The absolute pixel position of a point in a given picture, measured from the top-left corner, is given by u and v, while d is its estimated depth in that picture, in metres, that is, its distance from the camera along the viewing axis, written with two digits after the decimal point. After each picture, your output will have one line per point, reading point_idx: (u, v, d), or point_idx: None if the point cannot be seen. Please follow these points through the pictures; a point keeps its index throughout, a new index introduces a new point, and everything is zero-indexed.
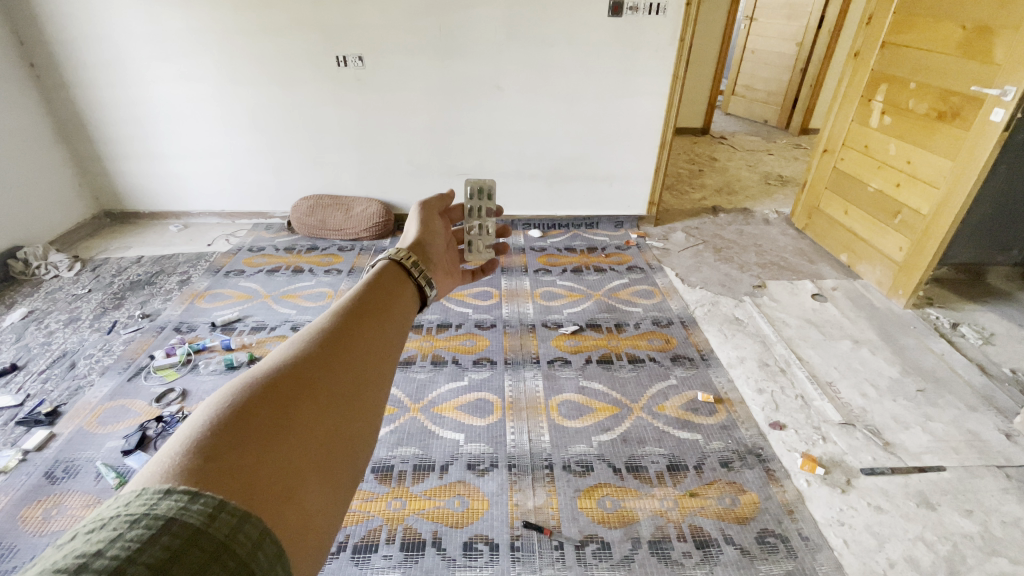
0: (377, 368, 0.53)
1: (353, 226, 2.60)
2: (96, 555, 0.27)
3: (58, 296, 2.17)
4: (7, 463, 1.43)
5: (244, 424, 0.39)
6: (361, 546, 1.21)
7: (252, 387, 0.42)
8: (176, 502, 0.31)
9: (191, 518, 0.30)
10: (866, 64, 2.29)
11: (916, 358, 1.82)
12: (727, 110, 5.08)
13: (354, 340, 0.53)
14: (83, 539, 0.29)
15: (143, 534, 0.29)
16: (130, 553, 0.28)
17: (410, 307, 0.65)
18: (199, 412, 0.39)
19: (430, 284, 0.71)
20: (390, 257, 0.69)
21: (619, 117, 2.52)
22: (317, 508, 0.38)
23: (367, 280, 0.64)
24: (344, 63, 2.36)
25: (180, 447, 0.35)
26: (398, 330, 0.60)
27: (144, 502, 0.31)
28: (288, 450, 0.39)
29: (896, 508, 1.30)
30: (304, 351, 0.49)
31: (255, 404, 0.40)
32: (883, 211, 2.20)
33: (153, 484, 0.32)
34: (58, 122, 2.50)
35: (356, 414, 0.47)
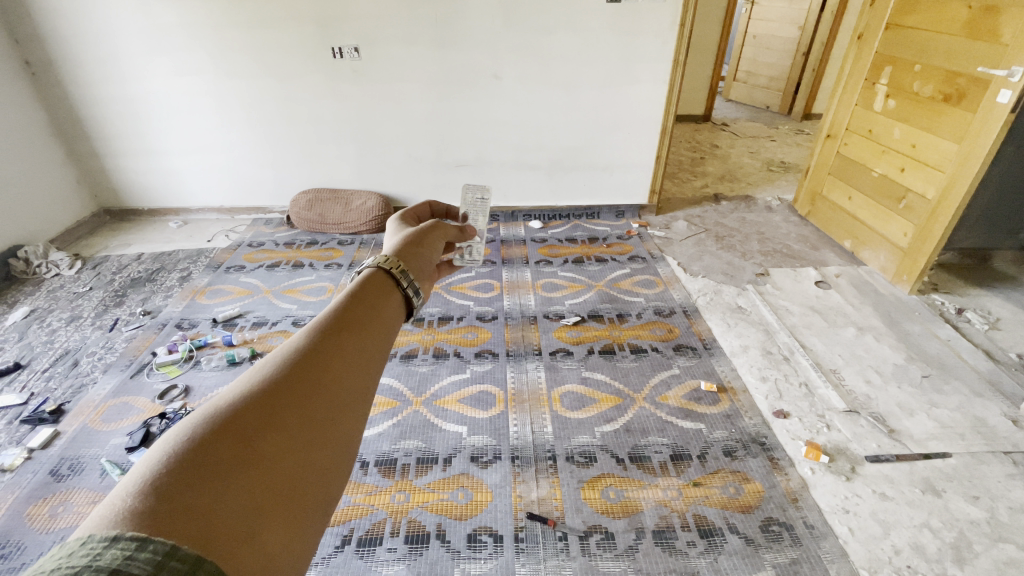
0: (354, 389, 0.52)
1: (353, 220, 2.60)
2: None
3: (60, 294, 2.17)
4: (12, 461, 1.43)
5: (203, 459, 0.37)
6: (366, 539, 1.21)
7: (218, 417, 0.41)
8: (122, 552, 0.29)
9: (136, 569, 0.29)
10: (870, 46, 2.25)
11: (921, 344, 1.81)
12: (729, 96, 5.03)
13: (331, 359, 0.52)
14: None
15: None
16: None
17: (394, 317, 0.64)
18: (158, 447, 0.37)
19: (418, 293, 0.70)
20: (377, 265, 0.68)
21: (621, 106, 2.49)
22: (281, 544, 0.38)
23: (352, 291, 0.63)
24: (340, 54, 2.33)
25: (133, 487, 0.34)
26: (379, 344, 0.58)
27: (87, 553, 0.29)
28: (250, 486, 0.38)
29: (901, 495, 1.29)
30: (276, 374, 0.48)
31: (217, 436, 0.39)
32: (888, 196, 2.18)
33: (100, 530, 0.31)
34: (53, 119, 2.48)
35: (329, 439, 0.46)
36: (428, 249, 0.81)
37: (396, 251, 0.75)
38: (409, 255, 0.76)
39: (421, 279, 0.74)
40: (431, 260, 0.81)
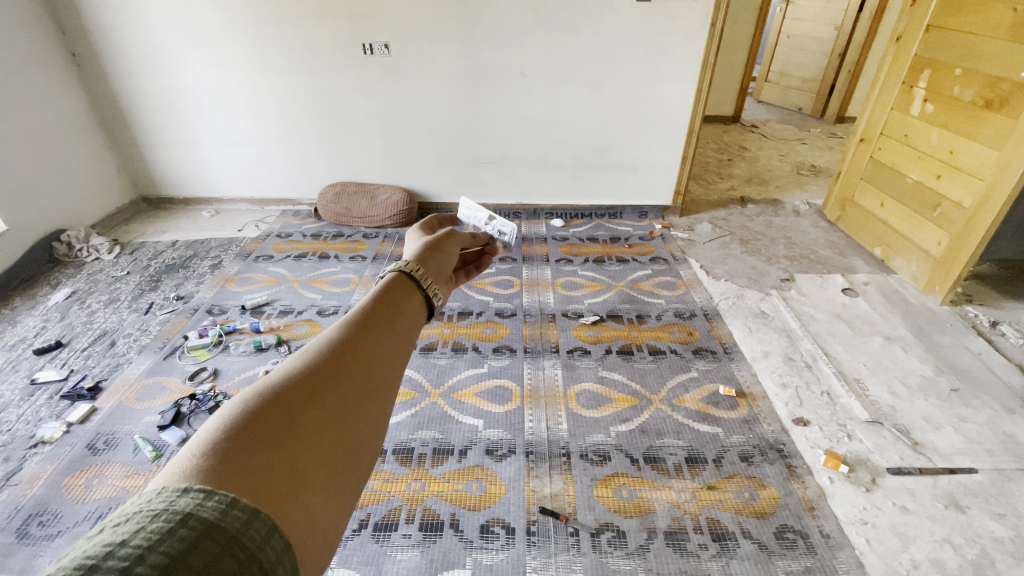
0: (382, 376, 0.54)
1: (378, 213, 2.65)
2: (117, 546, 0.29)
3: (99, 278, 2.27)
4: (52, 434, 1.51)
5: (254, 429, 0.40)
6: (382, 525, 1.24)
7: (263, 394, 0.44)
8: (192, 500, 0.32)
9: (206, 513, 0.32)
10: (909, 49, 2.19)
11: (951, 356, 1.75)
12: (760, 97, 4.94)
13: (363, 349, 0.54)
14: (96, 536, 0.30)
15: (162, 527, 0.30)
16: (149, 544, 0.29)
17: (417, 316, 0.67)
18: (214, 419, 0.40)
19: (436, 294, 0.72)
20: (399, 269, 0.70)
21: (647, 105, 2.48)
22: (323, 507, 0.40)
23: (377, 291, 0.65)
24: (370, 51, 2.37)
25: (196, 451, 0.37)
26: (403, 338, 0.61)
27: (164, 499, 0.32)
28: (296, 454, 0.40)
29: (922, 509, 1.27)
30: (314, 360, 0.50)
31: (264, 411, 0.42)
32: (922, 203, 2.12)
33: (170, 484, 0.34)
34: (96, 109, 2.59)
35: (362, 419, 0.49)
36: (444, 254, 0.83)
37: (415, 258, 0.77)
38: (427, 261, 0.78)
39: (439, 284, 0.75)
40: (447, 264, 0.82)
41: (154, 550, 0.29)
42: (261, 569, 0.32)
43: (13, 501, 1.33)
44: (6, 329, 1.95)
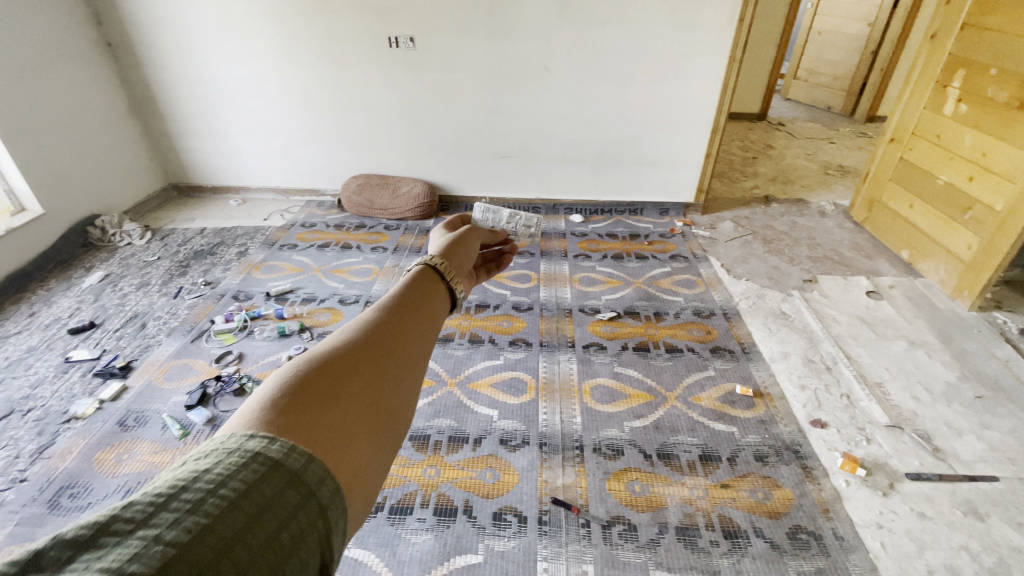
0: (415, 354, 0.57)
1: (399, 205, 2.68)
2: (202, 473, 0.33)
3: (131, 262, 2.36)
4: (86, 410, 1.58)
5: (307, 389, 0.43)
6: (397, 508, 1.28)
7: (312, 361, 0.47)
8: (260, 442, 0.36)
9: (272, 453, 0.35)
10: (943, 47, 2.13)
11: (977, 363, 1.71)
12: (787, 95, 4.84)
13: (398, 329, 0.57)
14: (189, 462, 0.34)
15: (237, 461, 0.34)
16: (225, 475, 0.33)
17: (443, 306, 0.69)
18: (269, 380, 0.43)
19: (460, 286, 0.74)
20: (426, 261, 0.73)
21: (671, 101, 2.46)
22: (367, 462, 0.42)
23: (406, 280, 0.68)
24: (395, 44, 2.40)
25: (256, 405, 0.40)
26: (432, 323, 0.63)
27: (234, 440, 0.36)
28: (343, 414, 0.43)
29: (940, 516, 1.25)
30: (354, 336, 0.53)
31: (313, 375, 0.45)
32: (953, 206, 2.06)
33: (239, 430, 0.37)
34: (131, 98, 2.68)
35: (398, 390, 0.51)
36: (464, 249, 0.85)
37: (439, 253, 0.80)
38: (449, 256, 0.80)
39: (461, 279, 0.78)
40: (467, 259, 0.84)
41: (228, 481, 0.32)
42: (317, 506, 0.35)
43: (48, 473, 1.40)
44: (44, 309, 2.04)
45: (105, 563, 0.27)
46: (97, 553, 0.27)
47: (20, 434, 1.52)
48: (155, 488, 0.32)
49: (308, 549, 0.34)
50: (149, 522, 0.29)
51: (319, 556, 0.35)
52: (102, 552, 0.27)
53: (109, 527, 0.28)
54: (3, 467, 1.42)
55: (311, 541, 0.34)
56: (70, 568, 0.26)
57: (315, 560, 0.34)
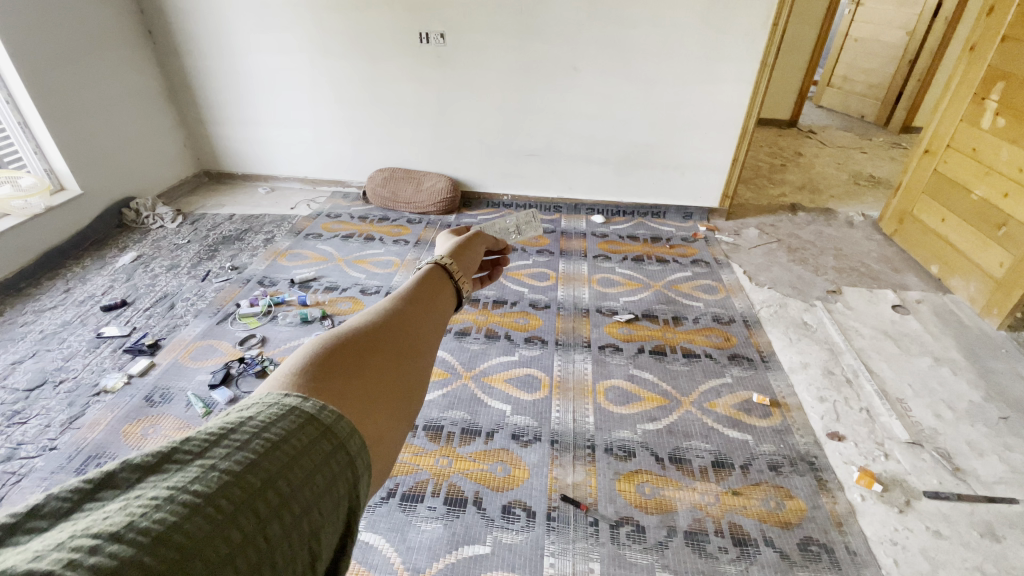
0: (427, 341, 0.59)
1: (422, 200, 2.72)
2: (248, 417, 0.35)
3: (163, 244, 2.43)
4: (115, 383, 1.65)
5: (334, 362, 0.45)
6: (408, 495, 1.30)
7: (336, 339, 0.49)
8: (296, 398, 0.38)
9: (307, 409, 0.37)
10: (982, 59, 2.07)
11: (1005, 383, 1.67)
12: (820, 102, 4.74)
13: (412, 318, 0.59)
14: (238, 409, 0.36)
15: (278, 411, 0.36)
16: (268, 421, 0.35)
17: (451, 303, 0.71)
18: (297, 352, 0.45)
19: (466, 286, 0.76)
20: (437, 260, 0.75)
21: (699, 105, 2.43)
22: (386, 431, 0.44)
23: (419, 276, 0.70)
24: (426, 40, 2.43)
25: (288, 371, 0.42)
26: (441, 317, 0.65)
27: (270, 398, 0.38)
28: (365, 386, 0.45)
29: (957, 536, 1.22)
30: (374, 320, 0.55)
31: (339, 351, 0.47)
32: (986, 221, 2.01)
33: (273, 391, 0.39)
34: (169, 86, 2.76)
35: (412, 370, 0.53)
36: (470, 252, 0.87)
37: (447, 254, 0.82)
38: (457, 258, 0.82)
39: (468, 281, 0.80)
40: (473, 262, 0.86)
41: (272, 426, 0.34)
42: (347, 456, 0.37)
43: (77, 442, 1.46)
44: (79, 286, 2.12)
45: (169, 484, 0.29)
46: (161, 476, 0.30)
47: (53, 404, 1.59)
48: (210, 426, 0.34)
49: (340, 493, 0.36)
50: (206, 453, 0.31)
51: (348, 501, 0.37)
52: (165, 475, 0.30)
53: (172, 456, 0.31)
54: (36, 434, 1.49)
55: (342, 487, 0.36)
56: (139, 486, 0.29)
57: (345, 504, 0.36)
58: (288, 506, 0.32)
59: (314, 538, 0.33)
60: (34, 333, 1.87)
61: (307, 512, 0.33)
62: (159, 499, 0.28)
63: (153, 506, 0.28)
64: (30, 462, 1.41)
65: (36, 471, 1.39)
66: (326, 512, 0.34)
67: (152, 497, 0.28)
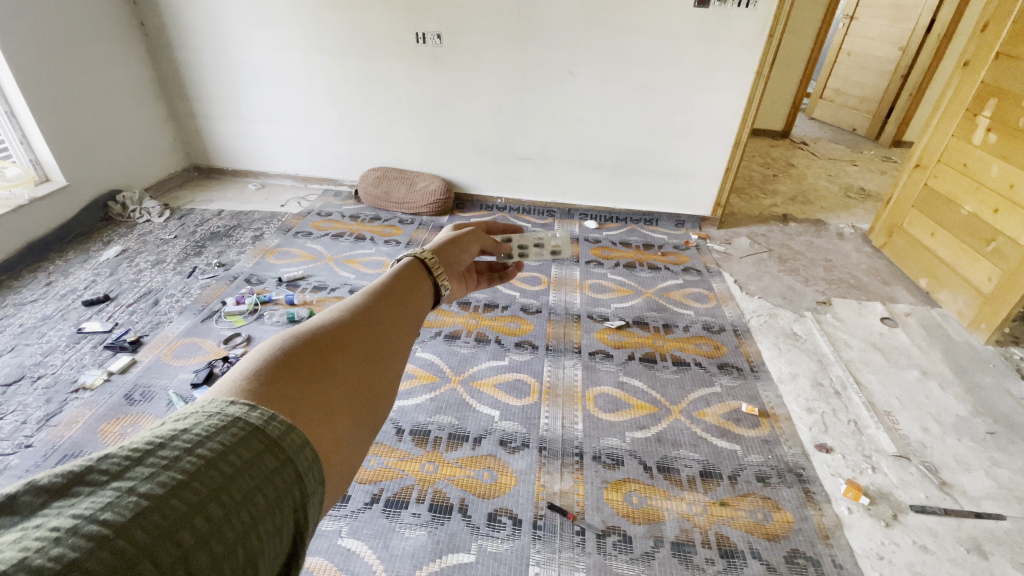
0: (399, 339, 0.57)
1: (415, 200, 2.70)
2: (182, 431, 0.33)
3: (149, 239, 2.39)
4: (94, 380, 1.60)
5: (290, 364, 0.43)
6: (393, 501, 1.28)
7: (297, 340, 0.47)
8: (241, 408, 0.36)
9: (252, 419, 0.35)
10: (975, 75, 2.09)
11: (991, 398, 1.68)
12: (812, 114, 4.80)
13: (383, 315, 0.57)
14: (171, 420, 0.35)
15: (217, 423, 0.34)
16: (204, 435, 0.33)
17: (428, 299, 0.69)
18: (252, 354, 0.43)
19: (446, 283, 0.73)
20: (415, 256, 0.72)
21: (694, 113, 2.44)
22: (347, 437, 0.43)
23: (394, 271, 0.68)
24: (422, 40, 2.41)
25: (241, 373, 0.41)
26: (417, 315, 0.63)
27: (215, 405, 0.36)
28: (325, 390, 0.44)
29: (943, 551, 1.22)
30: (342, 317, 0.53)
31: (298, 352, 0.45)
32: (976, 237, 2.03)
33: (220, 397, 0.38)
34: (160, 77, 2.72)
35: (381, 372, 0.52)
36: (457, 249, 0.85)
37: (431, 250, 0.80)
38: (441, 254, 0.80)
39: (450, 277, 0.78)
40: (460, 258, 0.84)
41: (206, 441, 0.33)
42: (295, 472, 0.35)
43: (52, 440, 1.42)
44: (60, 279, 2.07)
45: (76, 511, 0.27)
46: (70, 501, 0.28)
47: (29, 401, 1.54)
48: (135, 441, 0.32)
49: (284, 514, 0.34)
50: (124, 474, 0.30)
51: (294, 522, 0.35)
52: (74, 500, 0.28)
53: (85, 476, 0.29)
54: (11, 431, 1.45)
55: (287, 507, 0.34)
56: (43, 513, 0.27)
57: (289, 525, 0.35)
58: (219, 533, 0.30)
59: (250, 565, 0.31)
60: (12, 327, 1.82)
61: (242, 537, 0.31)
62: (60, 531, 0.26)
63: (52, 539, 0.25)
64: (3, 460, 1.37)
65: (9, 469, 1.34)
66: (264, 537, 0.32)
67: (53, 527, 0.26)
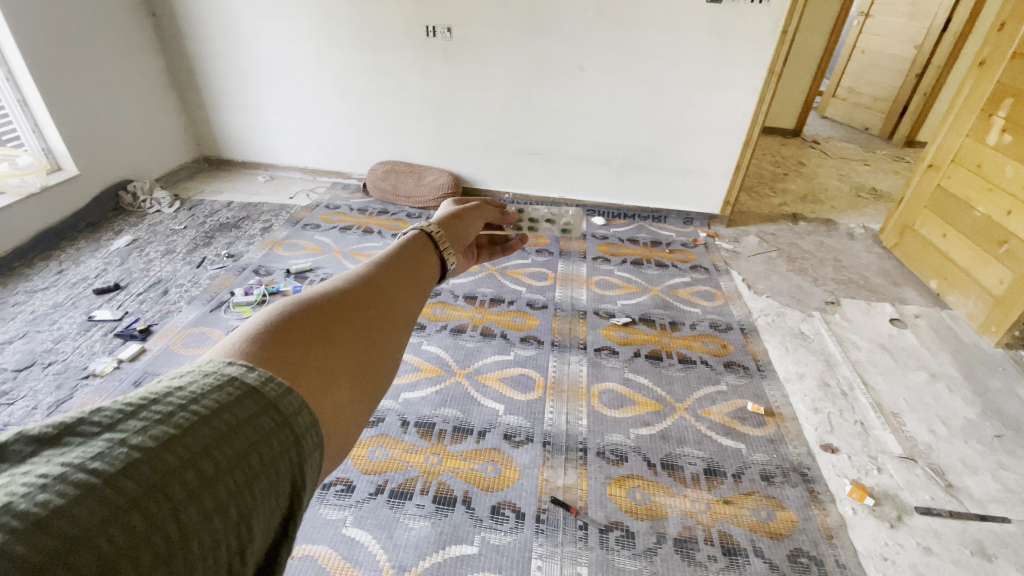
0: (402, 311, 0.57)
1: (423, 194, 2.70)
2: (176, 389, 0.34)
3: (159, 229, 2.41)
4: (104, 367, 1.62)
5: (290, 330, 0.43)
6: (397, 492, 1.29)
7: (298, 307, 0.47)
8: (239, 368, 0.37)
9: (249, 379, 0.36)
10: (991, 74, 2.06)
11: (999, 401, 1.66)
12: (824, 113, 4.75)
13: (386, 286, 0.58)
14: (168, 378, 0.35)
15: (213, 382, 0.35)
16: (199, 393, 0.33)
17: (433, 273, 0.69)
18: (252, 318, 0.44)
19: (451, 257, 0.74)
20: (420, 230, 0.73)
21: (705, 111, 2.42)
22: (346, 403, 0.43)
23: (399, 245, 0.68)
24: (433, 33, 2.41)
25: (242, 337, 0.41)
26: (421, 288, 0.64)
27: (213, 365, 0.37)
28: (325, 355, 0.44)
29: (947, 553, 1.22)
30: (344, 287, 0.54)
31: (299, 319, 0.45)
32: (988, 238, 2.00)
33: (219, 358, 0.38)
34: (171, 69, 2.74)
35: (383, 342, 0.52)
36: (463, 223, 0.85)
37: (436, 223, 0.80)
38: (447, 228, 0.81)
39: (455, 250, 0.78)
40: (466, 233, 0.85)
41: (202, 399, 0.33)
42: (292, 434, 0.36)
43: None
44: (71, 267, 2.09)
45: (65, 460, 0.28)
46: (60, 450, 0.28)
47: (40, 386, 1.57)
48: (130, 397, 0.32)
49: (280, 474, 0.34)
50: (116, 427, 0.30)
51: (291, 482, 0.35)
52: (64, 450, 0.28)
53: (77, 428, 0.30)
54: (22, 416, 1.47)
55: (284, 467, 0.35)
56: (32, 461, 0.28)
57: (287, 485, 0.35)
58: (212, 488, 0.30)
59: (243, 523, 0.31)
60: (24, 314, 1.84)
61: (235, 494, 0.31)
62: (48, 478, 0.27)
63: (39, 486, 0.26)
64: None
65: None
66: (260, 496, 0.32)
67: (41, 475, 0.27)
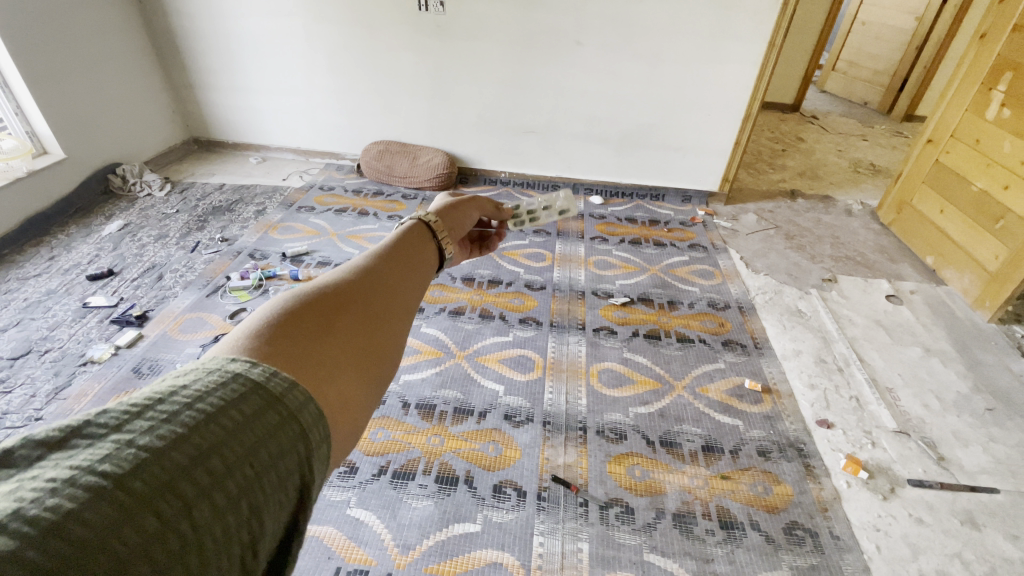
0: (402, 301, 0.57)
1: (418, 174, 2.66)
2: (181, 388, 0.33)
3: (151, 213, 2.38)
4: (102, 354, 1.62)
5: (293, 324, 0.43)
6: (400, 473, 1.30)
7: (300, 299, 0.47)
8: (243, 364, 0.36)
9: (254, 375, 0.36)
10: (992, 47, 2.04)
11: (992, 375, 1.69)
12: (823, 87, 4.69)
13: (386, 277, 0.57)
14: (172, 377, 0.35)
15: (218, 379, 0.34)
16: (205, 390, 0.33)
17: (432, 263, 0.69)
18: (254, 313, 0.43)
19: (449, 247, 0.73)
20: (418, 218, 0.72)
21: (703, 86, 2.38)
22: (351, 395, 0.43)
23: (397, 234, 0.68)
24: (425, 7, 2.34)
25: (245, 332, 0.41)
26: (421, 278, 0.63)
27: (217, 361, 0.36)
28: (329, 349, 0.44)
29: (937, 523, 1.25)
30: (345, 279, 0.53)
31: (302, 312, 0.45)
32: (985, 213, 2.00)
33: (223, 354, 0.38)
34: (156, 46, 2.66)
35: (386, 333, 0.52)
36: (459, 214, 0.84)
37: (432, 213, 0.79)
38: (443, 218, 0.80)
39: (452, 240, 0.77)
40: (463, 223, 0.85)
41: (208, 396, 0.33)
42: (299, 427, 0.36)
43: (63, 412, 1.45)
44: (63, 254, 2.07)
45: (74, 462, 0.27)
46: (67, 453, 0.28)
47: (37, 373, 1.56)
48: (135, 397, 0.32)
49: (288, 469, 0.34)
50: (123, 428, 0.30)
51: (299, 476, 0.35)
52: (71, 453, 0.28)
53: (83, 430, 0.29)
54: (21, 404, 1.47)
55: (292, 462, 0.34)
56: (40, 465, 0.27)
57: (295, 478, 0.35)
58: (222, 485, 0.30)
59: (254, 517, 0.31)
60: (17, 301, 1.82)
61: (245, 490, 0.31)
62: (58, 481, 0.26)
63: (48, 490, 0.25)
64: (16, 431, 1.39)
65: None
66: (269, 491, 0.33)
67: (50, 478, 0.26)
